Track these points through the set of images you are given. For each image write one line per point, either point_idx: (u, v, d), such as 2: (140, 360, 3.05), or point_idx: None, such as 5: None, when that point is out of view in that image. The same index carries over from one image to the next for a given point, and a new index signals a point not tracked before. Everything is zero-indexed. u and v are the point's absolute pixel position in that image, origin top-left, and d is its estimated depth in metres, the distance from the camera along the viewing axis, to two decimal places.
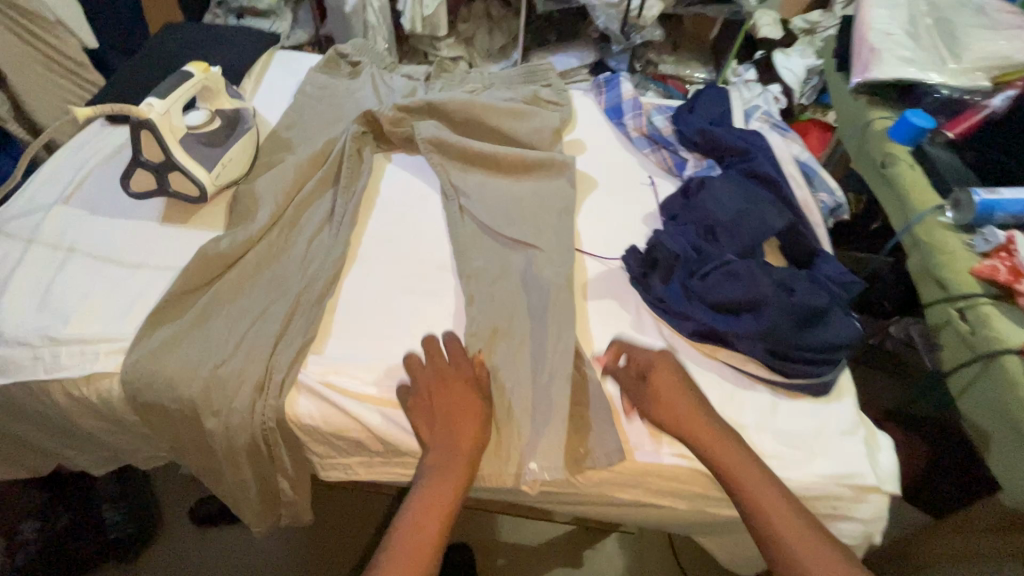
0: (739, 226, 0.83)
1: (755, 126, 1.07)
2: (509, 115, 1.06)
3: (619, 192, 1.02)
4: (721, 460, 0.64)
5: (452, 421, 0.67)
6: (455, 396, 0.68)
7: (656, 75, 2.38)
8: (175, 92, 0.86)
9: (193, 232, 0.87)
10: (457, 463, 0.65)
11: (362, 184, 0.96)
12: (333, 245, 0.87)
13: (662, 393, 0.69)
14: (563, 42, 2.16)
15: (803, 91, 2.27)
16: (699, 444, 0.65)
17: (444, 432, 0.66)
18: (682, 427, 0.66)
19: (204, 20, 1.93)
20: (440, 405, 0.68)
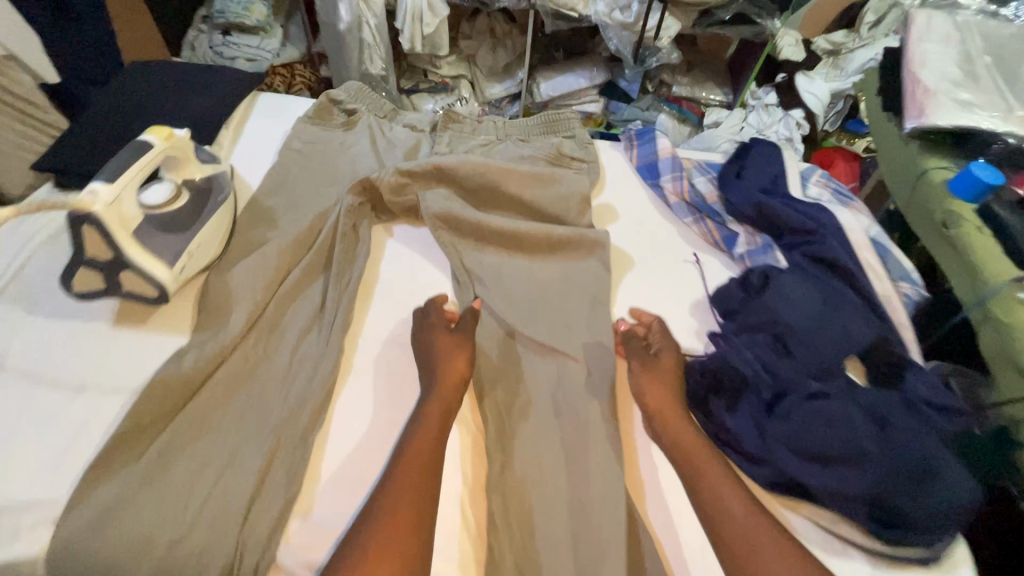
0: (817, 339, 0.69)
1: (814, 193, 0.92)
2: (531, 181, 0.92)
3: (660, 273, 0.88)
4: (684, 444, 0.65)
5: (439, 368, 0.69)
6: (442, 344, 0.72)
7: (669, 96, 2.04)
8: (124, 171, 0.69)
9: (151, 339, 0.72)
10: (437, 406, 0.66)
11: (359, 270, 0.81)
12: (322, 358, 0.72)
13: (654, 374, 0.71)
14: (571, 61, 1.91)
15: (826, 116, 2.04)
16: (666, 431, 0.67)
17: (431, 378, 0.69)
18: (661, 411, 0.68)
19: (187, 37, 1.76)
20: (431, 357, 0.71)
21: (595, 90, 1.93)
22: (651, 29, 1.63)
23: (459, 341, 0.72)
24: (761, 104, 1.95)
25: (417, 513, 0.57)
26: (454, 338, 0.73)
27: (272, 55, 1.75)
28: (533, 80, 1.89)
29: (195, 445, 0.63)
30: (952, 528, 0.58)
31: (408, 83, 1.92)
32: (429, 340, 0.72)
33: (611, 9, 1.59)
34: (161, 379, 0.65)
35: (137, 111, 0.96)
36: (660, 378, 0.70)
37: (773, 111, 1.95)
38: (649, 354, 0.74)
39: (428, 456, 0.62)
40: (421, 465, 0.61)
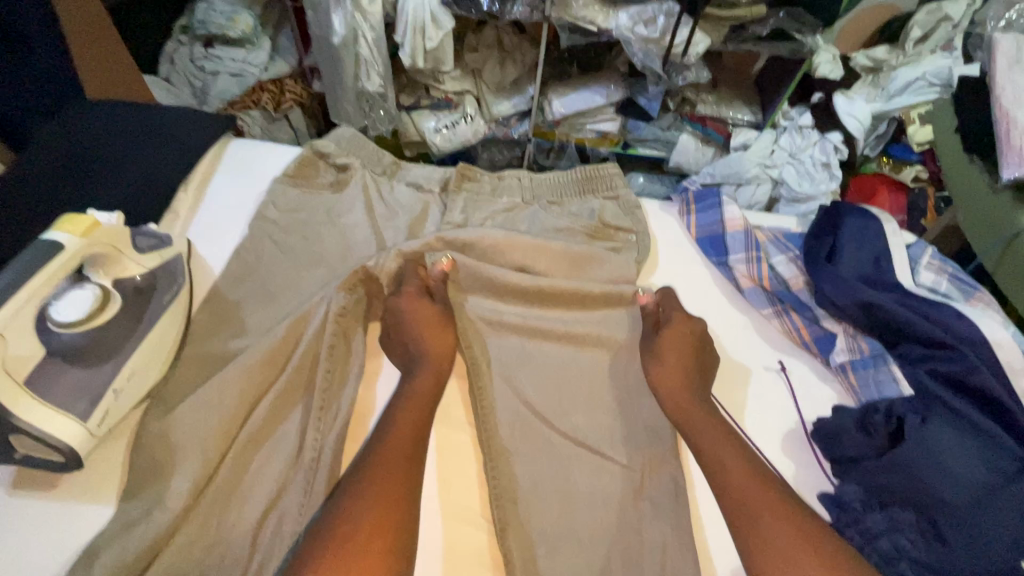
0: (983, 522, 0.50)
1: (927, 283, 0.73)
2: (567, 264, 0.73)
3: (742, 392, 0.68)
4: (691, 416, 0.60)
5: (416, 341, 0.65)
6: (421, 307, 0.66)
7: (694, 116, 1.75)
8: (8, 292, 0.48)
9: (62, 517, 0.52)
10: (427, 378, 0.62)
11: (350, 397, 0.62)
12: (296, 543, 0.52)
13: (664, 350, 0.65)
14: (587, 76, 1.67)
15: (868, 141, 1.74)
16: (667, 399, 0.62)
17: (414, 351, 0.64)
18: (670, 384, 0.62)
19: (165, 50, 1.53)
20: (405, 325, 0.66)
21: (612, 108, 1.71)
22: (679, 45, 1.40)
23: (441, 311, 0.67)
24: (793, 127, 1.73)
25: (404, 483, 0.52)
26: (435, 312, 0.67)
27: (260, 69, 1.52)
28: (544, 97, 1.67)
29: None
30: None
31: (407, 99, 1.68)
32: (399, 302, 0.67)
33: (634, 22, 1.34)
34: None
35: (70, 164, 0.75)
36: (676, 351, 0.65)
37: (808, 133, 1.73)
38: (653, 337, 0.67)
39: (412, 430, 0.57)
40: (409, 439, 0.56)
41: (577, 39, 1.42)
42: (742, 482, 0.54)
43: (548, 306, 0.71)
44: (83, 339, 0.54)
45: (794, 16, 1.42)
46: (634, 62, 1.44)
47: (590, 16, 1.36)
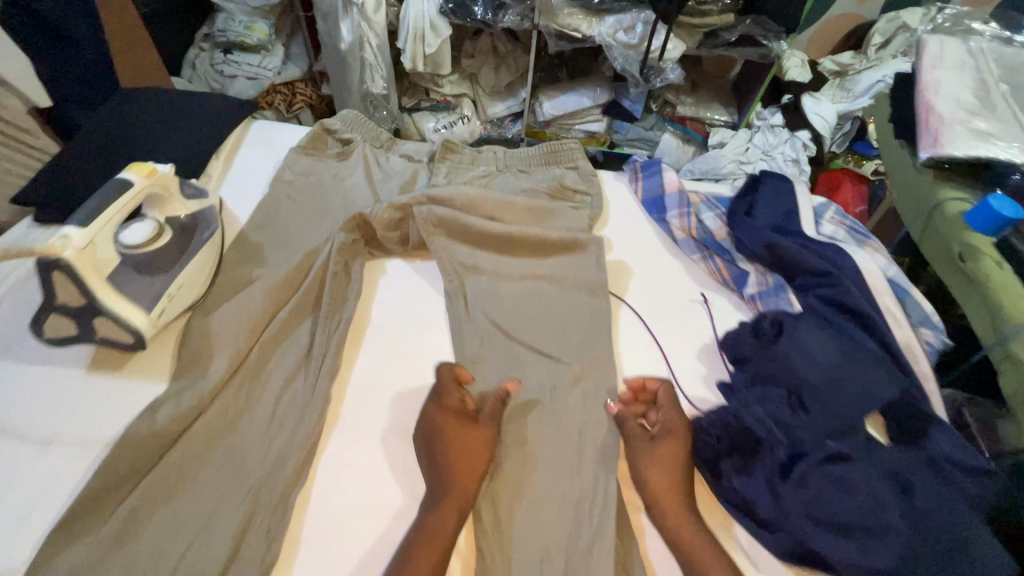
0: (836, 393, 0.65)
1: (827, 232, 0.88)
2: (527, 215, 0.89)
3: (669, 317, 0.83)
4: (682, 540, 0.59)
5: (455, 457, 0.64)
6: (456, 426, 0.66)
7: (675, 117, 1.93)
8: (102, 208, 0.65)
9: (125, 389, 0.68)
10: (452, 496, 0.61)
11: (349, 312, 0.77)
12: (306, 409, 0.68)
13: (654, 467, 0.64)
14: (576, 80, 1.85)
15: (835, 138, 1.91)
16: (665, 524, 0.61)
17: (448, 464, 0.63)
18: (660, 501, 0.62)
19: (188, 55, 1.71)
20: (443, 446, 0.64)
21: (599, 109, 1.88)
22: (656, 50, 1.56)
23: (482, 428, 0.67)
24: (766, 126, 1.87)
25: None
26: (480, 430, 0.66)
27: (274, 73, 1.71)
28: (535, 100, 1.85)
29: (165, 508, 0.58)
30: None
31: (409, 101, 1.85)
32: (435, 419, 0.66)
33: (615, 29, 1.53)
34: (133, 439, 0.61)
35: (123, 138, 0.92)
36: (659, 466, 0.64)
37: (779, 131, 1.86)
38: (648, 438, 0.66)
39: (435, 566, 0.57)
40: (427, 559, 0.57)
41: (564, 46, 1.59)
42: None
43: (512, 250, 0.87)
44: (147, 255, 0.71)
45: (761, 23, 1.58)
46: (616, 67, 1.61)
47: (575, 24, 1.54)
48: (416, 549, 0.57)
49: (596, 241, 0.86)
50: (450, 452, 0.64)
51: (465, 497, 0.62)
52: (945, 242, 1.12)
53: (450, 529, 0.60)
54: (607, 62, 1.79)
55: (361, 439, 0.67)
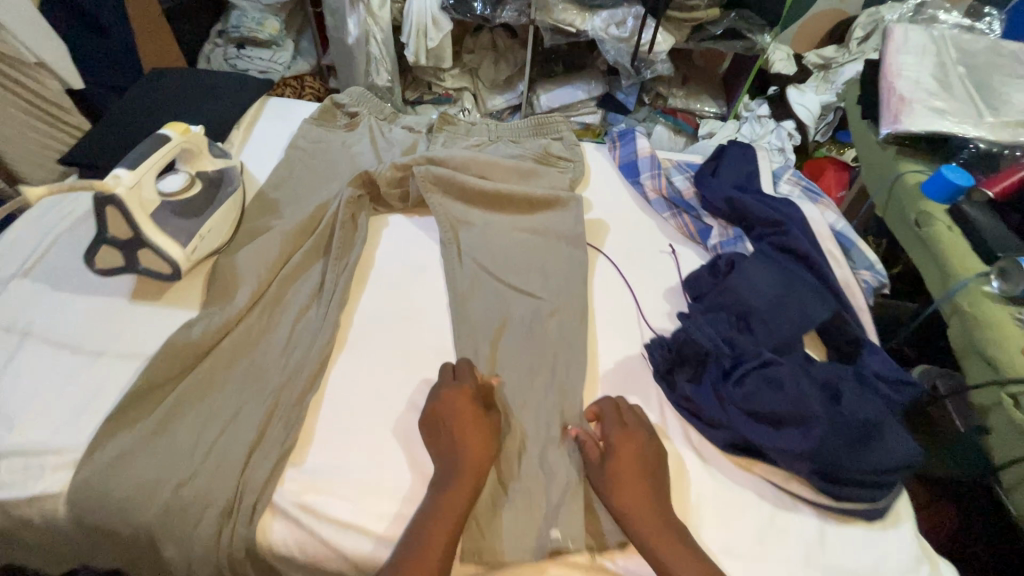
0: (776, 316, 0.75)
1: (784, 191, 0.99)
2: (515, 175, 1.00)
3: (640, 263, 0.93)
4: (662, 545, 0.60)
5: (464, 443, 0.65)
6: (467, 409, 0.67)
7: (666, 109, 1.98)
8: (148, 159, 0.77)
9: (163, 314, 0.78)
10: (468, 476, 0.63)
11: (356, 255, 0.87)
12: (319, 330, 0.78)
13: (620, 482, 0.63)
14: (571, 74, 1.93)
15: (818, 127, 1.94)
16: (637, 533, 0.61)
17: (457, 448, 0.65)
18: (632, 514, 0.62)
19: (203, 50, 1.80)
20: (454, 425, 0.66)
21: (593, 102, 1.93)
22: (646, 43, 1.63)
23: (488, 416, 0.69)
24: (753, 116, 1.96)
25: None
26: (485, 417, 0.68)
27: (284, 67, 1.81)
28: (533, 92, 1.93)
29: (199, 405, 0.69)
30: (888, 484, 0.65)
31: (412, 95, 1.94)
32: (454, 402, 0.68)
33: (608, 24, 1.62)
34: (173, 346, 0.71)
35: (157, 111, 1.04)
36: (624, 483, 0.63)
37: (766, 121, 1.94)
38: (602, 460, 0.66)
39: (448, 540, 0.59)
40: (445, 533, 0.59)
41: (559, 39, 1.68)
42: None
43: (500, 206, 0.97)
44: (182, 202, 0.82)
45: (745, 18, 1.70)
46: (607, 59, 1.69)
47: (569, 19, 1.63)
48: (431, 524, 0.60)
49: (575, 199, 0.97)
50: (457, 436, 0.66)
51: (477, 477, 0.64)
52: (903, 211, 1.24)
53: (464, 505, 0.62)
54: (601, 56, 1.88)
55: (364, 355, 0.77)
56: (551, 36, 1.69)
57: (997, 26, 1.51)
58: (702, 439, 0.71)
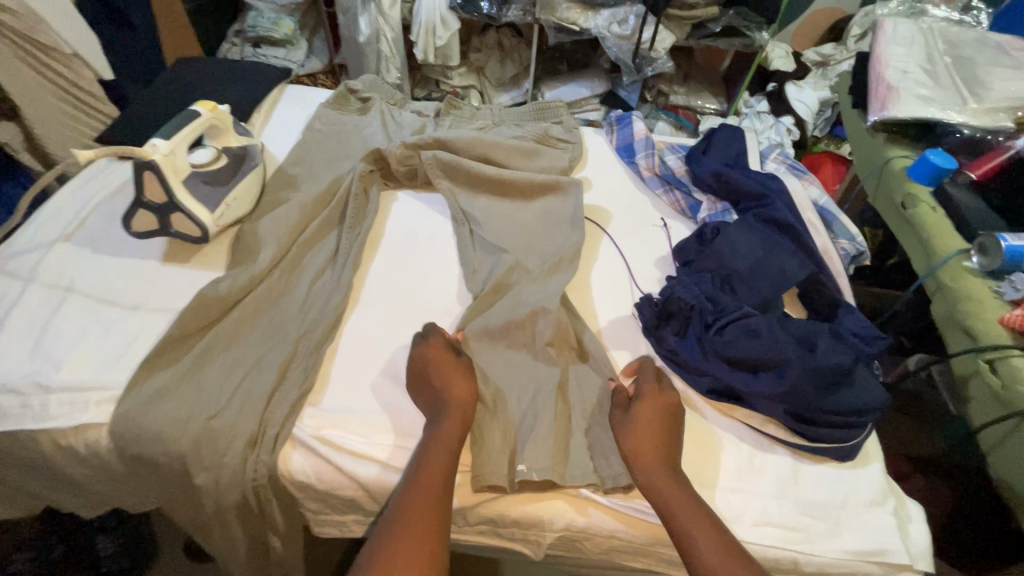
0: (757, 277, 0.80)
1: (770, 168, 1.05)
2: (517, 153, 1.05)
3: (635, 235, 0.99)
4: (653, 479, 0.65)
5: (449, 387, 0.70)
6: (445, 359, 0.73)
7: (667, 105, 2.05)
8: (181, 131, 0.85)
9: (193, 273, 0.86)
10: (457, 413, 0.68)
11: (368, 224, 0.94)
12: (335, 289, 0.84)
13: (637, 424, 0.68)
14: (575, 72, 1.99)
15: (816, 122, 1.98)
16: (638, 469, 0.66)
17: (441, 392, 0.70)
18: (635, 453, 0.66)
19: (221, 49, 1.86)
20: (435, 374, 0.72)
21: (597, 99, 1.99)
22: (647, 40, 1.69)
23: (464, 363, 0.74)
24: (753, 113, 2.00)
25: (435, 509, 0.61)
26: (460, 364, 0.74)
27: (298, 65, 1.89)
28: (538, 90, 1.98)
29: (226, 351, 0.76)
30: (859, 423, 0.71)
31: (421, 92, 2.01)
32: (427, 355, 0.73)
33: (610, 22, 1.68)
34: (203, 298, 0.78)
35: (186, 97, 1.13)
36: (638, 429, 0.68)
37: (766, 117, 1.98)
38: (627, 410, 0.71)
39: (446, 465, 0.64)
40: (444, 465, 0.64)
41: (563, 38, 1.74)
42: (713, 543, 0.59)
43: (502, 189, 1.00)
44: (210, 172, 0.89)
45: (743, 15, 1.75)
46: (610, 56, 1.74)
47: (573, 18, 1.69)
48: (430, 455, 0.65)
49: (575, 184, 1.00)
50: (440, 380, 0.71)
51: (463, 415, 0.69)
52: (891, 195, 1.28)
53: (456, 439, 0.67)
54: (603, 54, 1.94)
55: (377, 313, 0.84)
56: (555, 35, 1.75)
57: (985, 18, 1.57)
58: (686, 387, 0.77)
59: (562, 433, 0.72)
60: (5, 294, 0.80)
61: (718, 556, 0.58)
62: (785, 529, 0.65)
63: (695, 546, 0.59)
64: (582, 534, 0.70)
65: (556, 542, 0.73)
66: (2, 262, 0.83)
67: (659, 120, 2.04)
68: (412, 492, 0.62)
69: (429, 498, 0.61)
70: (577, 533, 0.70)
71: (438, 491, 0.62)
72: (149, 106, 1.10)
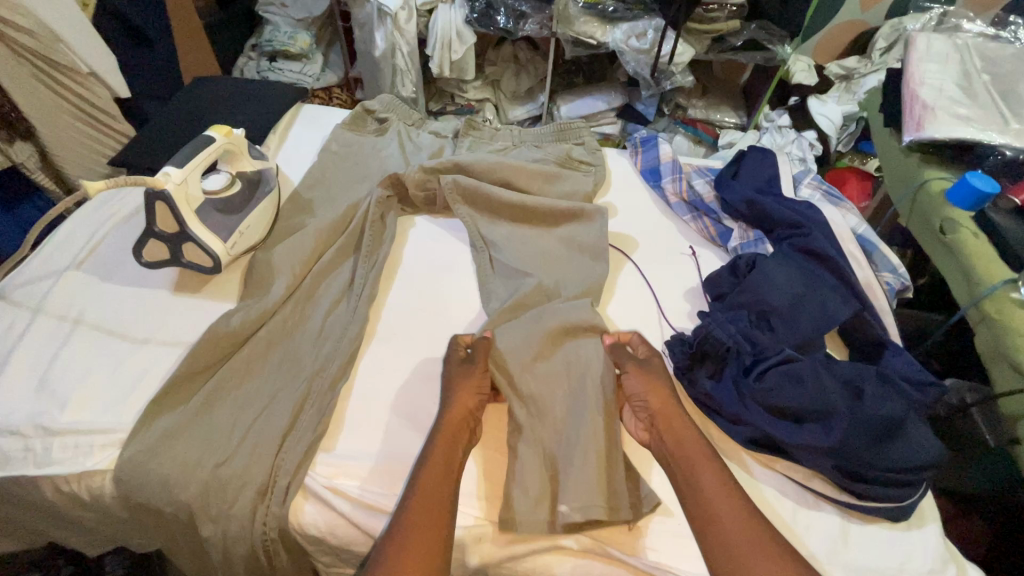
0: (798, 314, 0.75)
1: (805, 195, 1.01)
2: (539, 177, 1.01)
3: (665, 265, 0.95)
4: (677, 450, 0.66)
5: (452, 394, 0.69)
6: (455, 368, 0.72)
7: (686, 119, 1.99)
8: (195, 157, 0.82)
9: (204, 303, 0.83)
10: (461, 411, 0.68)
11: (385, 252, 0.90)
12: (351, 320, 0.81)
13: (650, 385, 0.72)
14: (591, 85, 1.94)
15: (841, 137, 1.91)
16: (663, 435, 0.68)
17: (445, 399, 0.69)
18: (660, 421, 0.69)
19: (238, 64, 1.85)
20: (451, 385, 0.70)
21: (614, 113, 1.94)
22: (666, 55, 1.64)
23: (479, 368, 0.73)
24: (774, 127, 1.93)
25: (439, 503, 0.59)
26: (466, 370, 0.72)
27: (313, 79, 1.86)
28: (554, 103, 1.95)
29: (237, 390, 0.72)
30: (917, 481, 0.65)
31: (436, 106, 1.98)
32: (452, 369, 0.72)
33: (628, 35, 1.63)
34: (215, 333, 0.75)
35: (201, 116, 1.11)
36: (653, 383, 0.72)
37: (786, 132, 1.92)
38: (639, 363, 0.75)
39: (446, 451, 0.64)
40: (443, 465, 0.63)
41: (580, 52, 1.71)
42: (737, 516, 0.58)
43: (522, 215, 0.96)
44: (224, 200, 0.87)
45: (765, 28, 1.69)
46: (628, 70, 1.71)
47: (590, 31, 1.65)
48: (429, 465, 0.63)
49: (600, 211, 0.95)
50: (449, 385, 0.71)
51: (464, 421, 0.68)
52: (928, 219, 1.21)
53: (450, 446, 0.65)
54: (620, 67, 1.89)
55: (394, 349, 0.80)
56: (573, 49, 1.71)
57: None
58: (723, 435, 0.72)
59: None
60: (11, 326, 0.77)
61: (743, 528, 0.57)
62: None
63: (720, 521, 0.58)
64: None
65: None
66: (10, 291, 0.81)
67: (678, 135, 1.99)
68: (412, 497, 0.59)
69: (427, 505, 0.59)
70: None
71: (444, 490, 0.61)
72: (162, 127, 1.08)
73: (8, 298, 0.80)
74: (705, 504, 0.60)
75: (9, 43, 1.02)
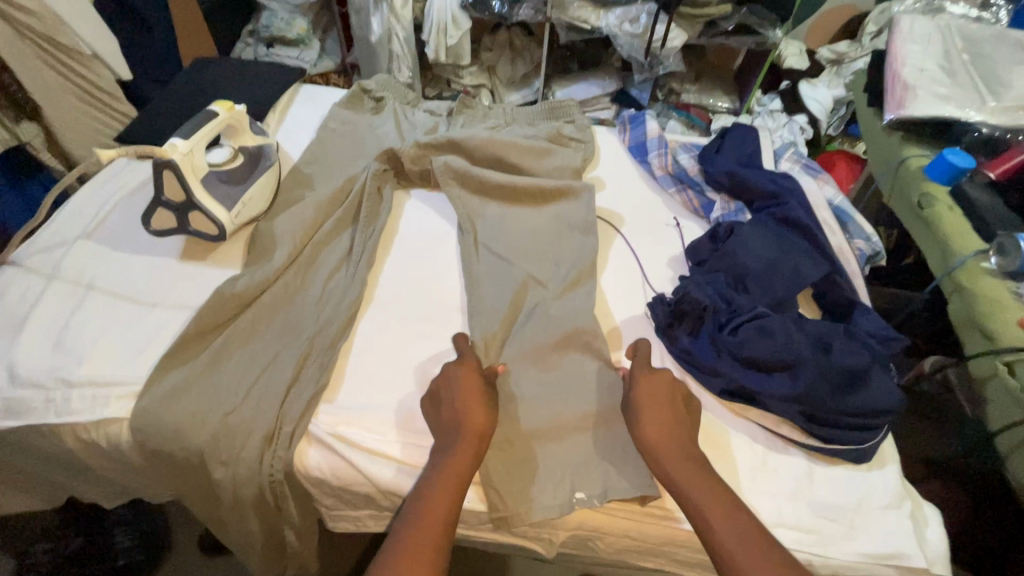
0: (771, 276, 0.80)
1: (785, 168, 1.05)
2: (529, 153, 1.05)
3: (645, 235, 0.99)
4: (673, 470, 0.64)
5: (466, 405, 0.68)
6: (472, 381, 0.71)
7: (679, 104, 2.02)
8: (200, 130, 0.86)
9: (209, 270, 0.87)
10: (478, 426, 0.67)
11: (382, 222, 0.95)
12: (351, 283, 0.85)
13: (651, 404, 0.69)
14: (585, 71, 1.97)
15: (831, 121, 1.93)
16: (656, 452, 0.66)
17: (458, 414, 0.68)
18: (652, 435, 0.67)
19: (235, 50, 1.88)
20: (456, 395, 0.69)
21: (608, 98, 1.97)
22: (659, 38, 1.66)
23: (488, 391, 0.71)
24: (765, 111, 1.96)
25: (443, 524, 0.60)
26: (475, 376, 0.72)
27: (310, 65, 1.88)
28: (549, 89, 1.96)
29: (242, 349, 0.76)
30: (877, 425, 0.70)
31: (432, 91, 2.00)
32: (456, 374, 0.71)
33: (621, 21, 1.67)
34: (220, 295, 0.79)
35: (202, 97, 1.14)
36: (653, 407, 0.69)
37: (779, 115, 1.93)
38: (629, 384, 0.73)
39: (467, 468, 0.64)
40: (459, 479, 0.63)
41: (573, 37, 1.74)
42: (739, 538, 0.59)
43: (513, 189, 0.99)
44: (227, 172, 0.91)
45: (755, 13, 1.72)
46: (621, 55, 1.74)
47: (584, 16, 1.68)
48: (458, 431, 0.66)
49: (587, 187, 0.99)
50: (464, 396, 0.69)
51: (480, 440, 0.66)
52: (908, 195, 1.25)
53: (470, 463, 0.65)
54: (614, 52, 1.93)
55: (391, 312, 0.85)
56: (566, 33, 1.74)
57: (1004, 15, 1.54)
58: (700, 387, 0.77)
59: (574, 428, 0.73)
60: (28, 290, 0.82)
61: (741, 545, 0.58)
62: (802, 531, 0.65)
63: (717, 538, 0.59)
64: (593, 533, 0.71)
65: (571, 538, 0.73)
66: (25, 259, 0.85)
67: (671, 119, 2.00)
68: (416, 527, 0.59)
69: (433, 532, 0.59)
70: (589, 528, 0.70)
71: (452, 507, 0.61)
72: (166, 106, 1.12)
73: (23, 265, 0.84)
74: (704, 521, 0.61)
75: (16, 25, 1.06)
